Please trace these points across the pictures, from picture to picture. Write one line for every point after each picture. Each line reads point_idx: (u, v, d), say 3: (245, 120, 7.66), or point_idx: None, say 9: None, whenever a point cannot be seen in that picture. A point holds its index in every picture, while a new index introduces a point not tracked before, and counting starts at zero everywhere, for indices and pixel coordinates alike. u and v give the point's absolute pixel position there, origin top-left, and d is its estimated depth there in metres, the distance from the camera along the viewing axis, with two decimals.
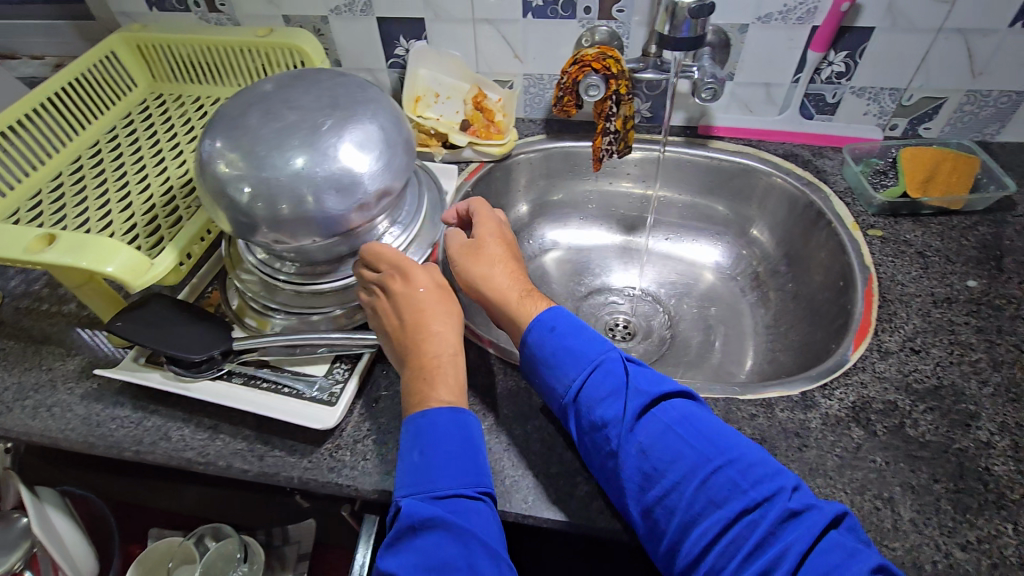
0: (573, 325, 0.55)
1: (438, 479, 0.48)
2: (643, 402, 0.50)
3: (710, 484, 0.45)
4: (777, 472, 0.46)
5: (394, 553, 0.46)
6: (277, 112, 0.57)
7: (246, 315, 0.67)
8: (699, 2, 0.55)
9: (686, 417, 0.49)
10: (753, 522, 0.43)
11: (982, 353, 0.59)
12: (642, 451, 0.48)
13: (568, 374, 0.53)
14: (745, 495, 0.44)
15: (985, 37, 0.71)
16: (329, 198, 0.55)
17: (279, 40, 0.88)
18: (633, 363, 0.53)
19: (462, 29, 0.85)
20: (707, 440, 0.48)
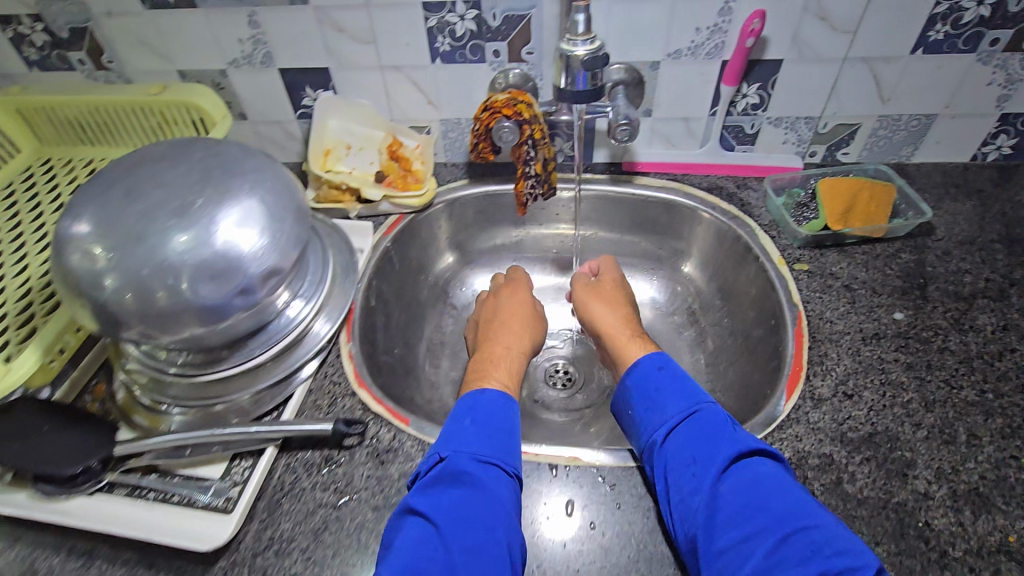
0: (679, 375, 0.58)
1: (479, 446, 0.52)
2: (735, 452, 0.49)
3: (785, 546, 0.43)
4: (862, 549, 0.42)
5: (420, 495, 0.49)
6: (138, 191, 0.50)
7: (134, 413, 0.60)
8: (591, 54, 0.59)
9: (776, 479, 0.48)
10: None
11: (913, 393, 0.57)
12: (729, 496, 0.47)
13: (665, 414, 0.54)
14: (824, 562, 0.42)
15: (889, 65, 0.71)
16: (202, 287, 0.49)
17: (175, 97, 0.81)
18: (739, 424, 0.53)
19: (369, 76, 0.81)
20: (795, 502, 0.46)
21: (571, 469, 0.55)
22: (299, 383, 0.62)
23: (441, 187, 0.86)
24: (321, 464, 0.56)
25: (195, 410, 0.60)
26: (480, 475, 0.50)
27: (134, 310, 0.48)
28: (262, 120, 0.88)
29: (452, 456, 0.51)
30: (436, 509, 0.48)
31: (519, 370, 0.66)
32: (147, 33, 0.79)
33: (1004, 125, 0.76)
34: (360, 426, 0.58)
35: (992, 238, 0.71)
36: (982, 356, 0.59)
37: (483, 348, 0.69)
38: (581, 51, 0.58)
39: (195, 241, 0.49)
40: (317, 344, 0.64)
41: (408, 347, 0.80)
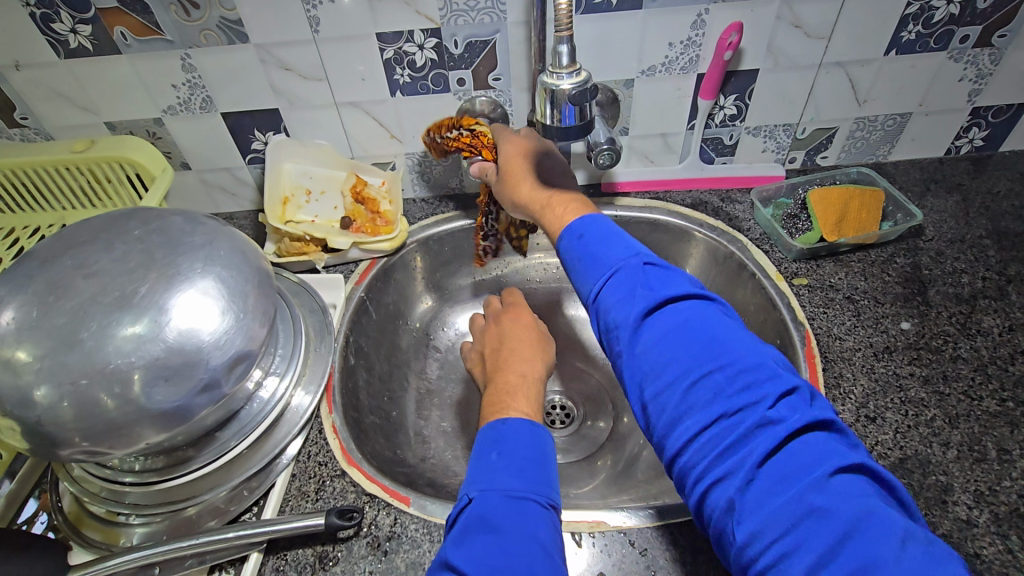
0: (603, 233, 0.52)
1: (512, 479, 0.47)
2: (644, 309, 0.45)
3: (695, 393, 0.41)
4: (772, 377, 0.40)
5: (453, 544, 0.43)
6: (66, 285, 0.43)
7: (87, 527, 0.52)
8: (579, 87, 0.54)
9: (693, 320, 0.44)
10: (733, 421, 0.39)
11: (936, 409, 0.55)
12: (644, 358, 0.44)
13: (591, 279, 0.50)
14: (727, 402, 0.40)
15: (864, 67, 0.70)
16: (155, 391, 0.42)
17: (104, 153, 0.72)
18: (661, 268, 0.49)
19: (324, 115, 0.74)
20: (713, 343, 0.42)
21: (596, 536, 0.50)
22: (281, 470, 0.55)
23: (413, 226, 0.81)
24: (316, 565, 0.49)
25: (160, 517, 0.52)
26: (507, 512, 0.45)
27: (74, 426, 0.41)
28: (208, 168, 0.80)
29: (480, 495, 0.46)
30: (473, 558, 0.41)
31: (538, 398, 0.59)
32: (65, 85, 0.70)
33: (975, 118, 0.76)
34: (355, 516, 0.51)
35: (980, 234, 0.70)
36: (996, 362, 0.58)
37: (502, 377, 0.61)
38: (567, 85, 0.54)
39: (138, 340, 0.42)
40: (298, 422, 0.57)
41: (393, 402, 0.74)
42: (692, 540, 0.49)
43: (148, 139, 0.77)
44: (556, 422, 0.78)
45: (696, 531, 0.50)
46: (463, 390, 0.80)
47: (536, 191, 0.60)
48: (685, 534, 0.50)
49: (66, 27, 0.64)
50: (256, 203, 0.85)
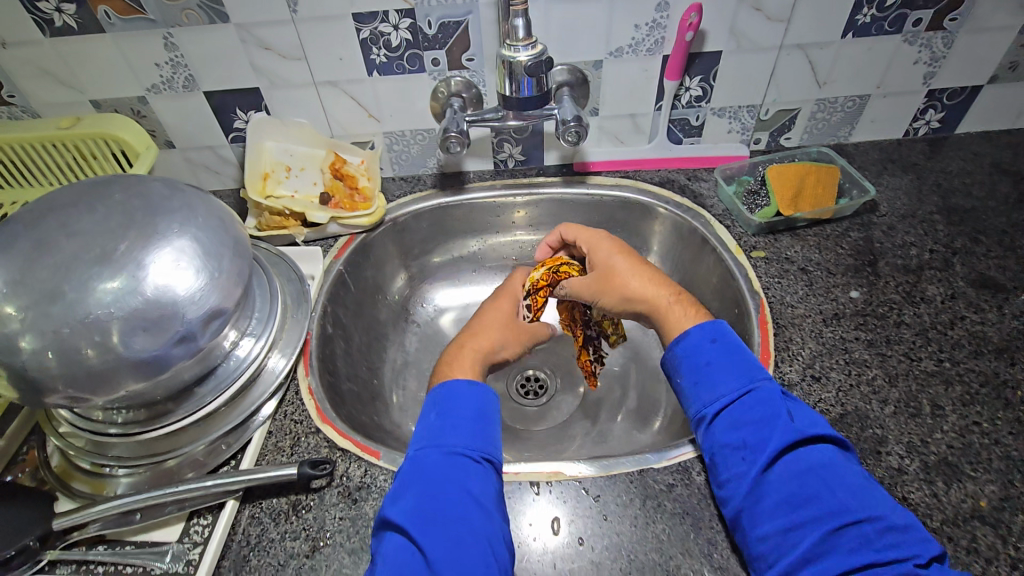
0: (733, 348, 0.54)
1: (447, 436, 0.50)
2: (789, 441, 0.47)
3: (839, 537, 0.42)
4: (921, 540, 0.41)
5: (392, 496, 0.47)
6: (50, 243, 0.45)
7: (74, 479, 0.55)
8: (535, 58, 0.60)
9: (835, 466, 0.46)
10: (878, 568, 0.40)
11: (877, 369, 0.58)
12: (778, 489, 0.45)
13: (714, 393, 0.52)
14: (872, 552, 0.41)
15: (822, 50, 0.73)
16: (134, 341, 0.45)
17: (89, 129, 0.74)
18: (797, 405, 0.50)
19: (304, 94, 0.77)
20: (859, 490, 0.44)
21: (553, 485, 0.53)
22: (257, 427, 0.58)
23: (391, 203, 0.83)
24: (289, 512, 0.52)
25: (144, 469, 0.55)
26: (439, 464, 0.48)
27: (58, 373, 0.44)
28: (191, 146, 0.83)
29: (417, 452, 0.50)
30: (406, 507, 0.45)
31: (483, 370, 0.60)
32: (51, 64, 0.72)
33: (931, 100, 0.79)
34: (327, 467, 0.54)
35: (931, 210, 0.74)
36: (937, 326, 0.61)
37: (455, 349, 0.62)
38: (523, 57, 0.60)
39: (117, 293, 0.44)
40: (273, 383, 0.60)
41: (371, 372, 0.77)
42: (641, 487, 0.52)
43: (132, 117, 0.79)
44: (529, 394, 0.80)
45: (646, 479, 0.53)
46: None
47: (619, 262, 0.63)
48: (635, 482, 0.53)
49: (51, 6, 0.67)
50: (239, 181, 0.87)
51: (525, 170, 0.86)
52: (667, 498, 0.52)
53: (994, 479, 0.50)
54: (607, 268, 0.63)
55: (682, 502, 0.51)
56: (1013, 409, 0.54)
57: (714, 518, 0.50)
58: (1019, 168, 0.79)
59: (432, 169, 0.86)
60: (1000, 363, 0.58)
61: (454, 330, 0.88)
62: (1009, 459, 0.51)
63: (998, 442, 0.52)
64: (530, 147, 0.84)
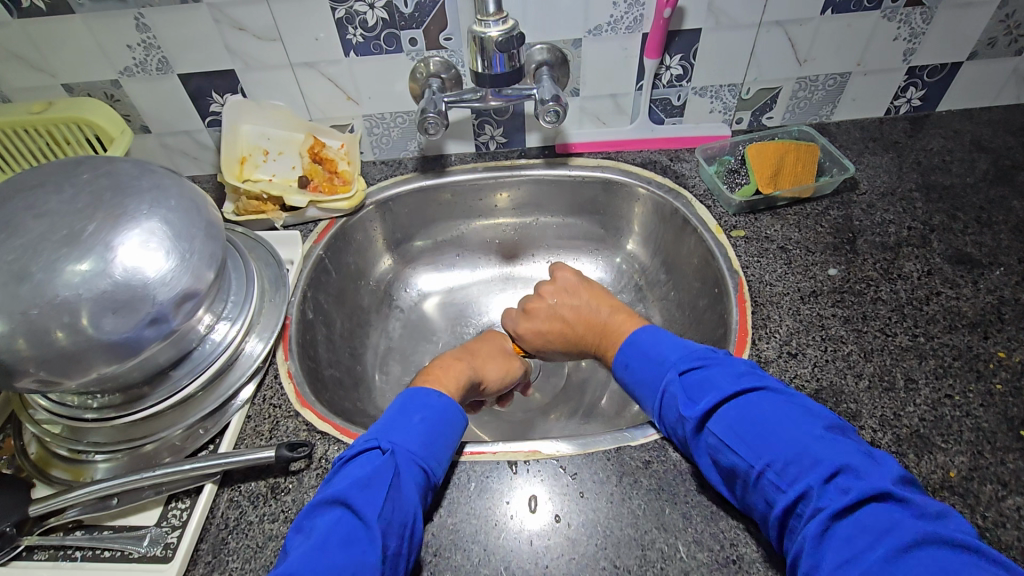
0: (638, 351, 0.56)
1: (369, 435, 0.50)
2: (692, 422, 0.48)
3: (762, 490, 0.43)
4: (820, 465, 0.41)
5: (356, 487, 0.44)
6: (16, 225, 0.45)
7: (52, 467, 0.54)
8: (506, 35, 0.61)
9: (738, 420, 0.46)
10: (798, 511, 0.41)
11: (852, 345, 0.59)
12: (713, 461, 0.47)
13: (645, 398, 0.54)
14: (785, 497, 0.42)
15: (802, 27, 0.72)
16: (103, 322, 0.44)
17: (61, 114, 0.72)
18: (705, 369, 0.50)
19: (280, 75, 0.75)
20: (761, 437, 0.44)
21: (531, 464, 0.53)
22: (236, 411, 0.57)
23: (372, 186, 0.82)
24: (268, 494, 0.52)
25: (122, 454, 0.55)
26: (408, 472, 0.47)
27: (28, 356, 0.43)
28: (167, 131, 0.81)
29: (395, 451, 0.48)
30: (371, 506, 0.43)
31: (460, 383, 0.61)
32: (18, 46, 0.70)
33: (911, 78, 0.79)
34: (306, 449, 0.54)
35: (910, 187, 0.74)
36: (912, 302, 0.62)
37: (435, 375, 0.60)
38: (494, 32, 0.61)
39: (86, 275, 0.44)
40: (251, 366, 0.59)
41: (354, 357, 0.77)
42: (618, 464, 0.53)
43: (106, 102, 0.77)
44: None
45: (624, 456, 0.53)
46: (425, 346, 0.83)
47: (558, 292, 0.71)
48: (613, 458, 0.53)
49: None
50: (217, 167, 0.86)
51: (507, 152, 0.86)
52: (643, 474, 0.52)
53: (965, 451, 0.51)
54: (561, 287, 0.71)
55: (659, 478, 0.52)
56: (985, 381, 0.55)
57: (690, 492, 0.51)
58: (999, 145, 0.79)
59: (413, 152, 0.85)
60: (973, 337, 0.58)
61: (438, 313, 0.87)
62: (980, 431, 0.52)
63: (969, 414, 0.53)
64: (511, 129, 0.83)
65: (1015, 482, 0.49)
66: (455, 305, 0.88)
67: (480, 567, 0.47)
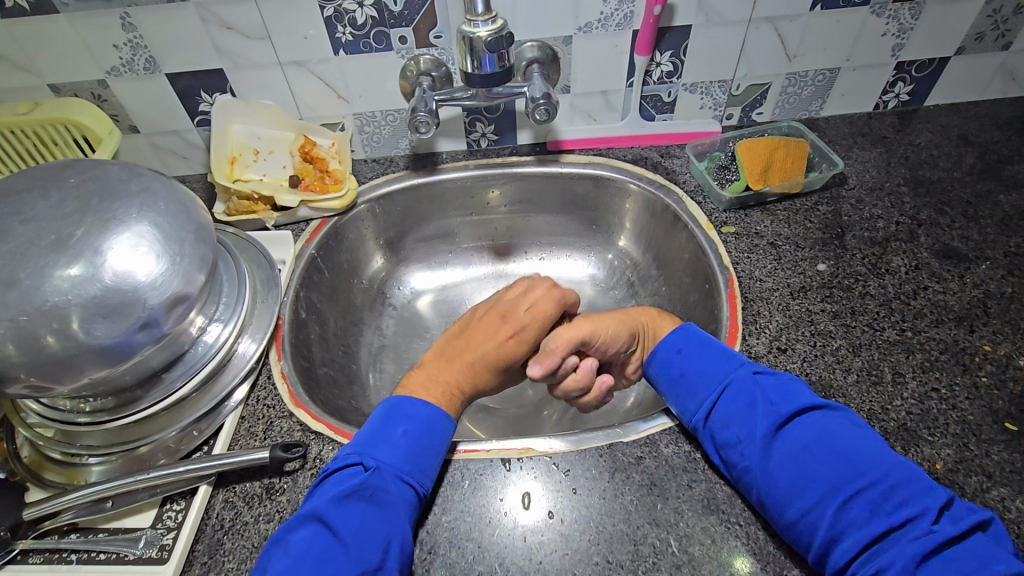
0: (701, 344, 0.55)
1: (373, 451, 0.49)
2: (774, 423, 0.48)
3: (850, 507, 0.42)
4: (925, 491, 0.42)
5: (332, 504, 0.45)
6: (4, 230, 0.44)
7: (46, 470, 0.54)
8: (495, 35, 0.61)
9: (823, 435, 0.46)
10: (897, 533, 0.41)
11: (841, 340, 0.60)
12: (781, 471, 0.46)
13: (698, 396, 0.52)
14: (885, 518, 0.41)
15: (791, 23, 0.73)
16: (94, 328, 0.44)
17: (49, 115, 0.72)
18: (782, 381, 0.51)
19: (270, 74, 0.75)
20: (855, 452, 0.45)
21: (524, 461, 0.54)
22: (230, 412, 0.58)
23: (364, 185, 0.82)
24: (263, 495, 0.52)
25: (116, 457, 0.55)
26: (393, 490, 0.47)
27: (19, 362, 0.43)
28: (156, 131, 0.81)
29: (373, 468, 0.48)
30: (342, 520, 0.44)
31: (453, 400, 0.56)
32: (3, 47, 0.70)
33: (899, 73, 0.80)
34: (300, 449, 0.54)
35: (898, 182, 0.75)
36: (900, 297, 0.63)
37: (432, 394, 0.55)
38: (483, 32, 0.61)
39: (75, 280, 0.44)
40: (244, 367, 0.60)
41: (348, 356, 0.77)
42: (610, 460, 0.53)
43: (93, 102, 0.77)
44: None
45: (617, 453, 0.54)
46: (419, 344, 0.84)
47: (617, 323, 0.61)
48: (606, 455, 0.54)
49: None
50: (207, 166, 0.86)
51: (499, 150, 0.86)
52: (635, 470, 0.52)
53: (950, 443, 0.52)
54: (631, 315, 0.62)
55: (651, 473, 0.52)
56: (970, 374, 0.56)
57: (681, 488, 0.51)
58: (985, 140, 0.79)
59: (404, 150, 0.85)
60: (960, 331, 0.59)
61: (431, 311, 0.88)
62: (965, 423, 0.53)
63: (955, 407, 0.54)
64: (503, 126, 0.83)
65: (1000, 473, 0.50)
66: (447, 303, 0.88)
67: (475, 564, 0.48)
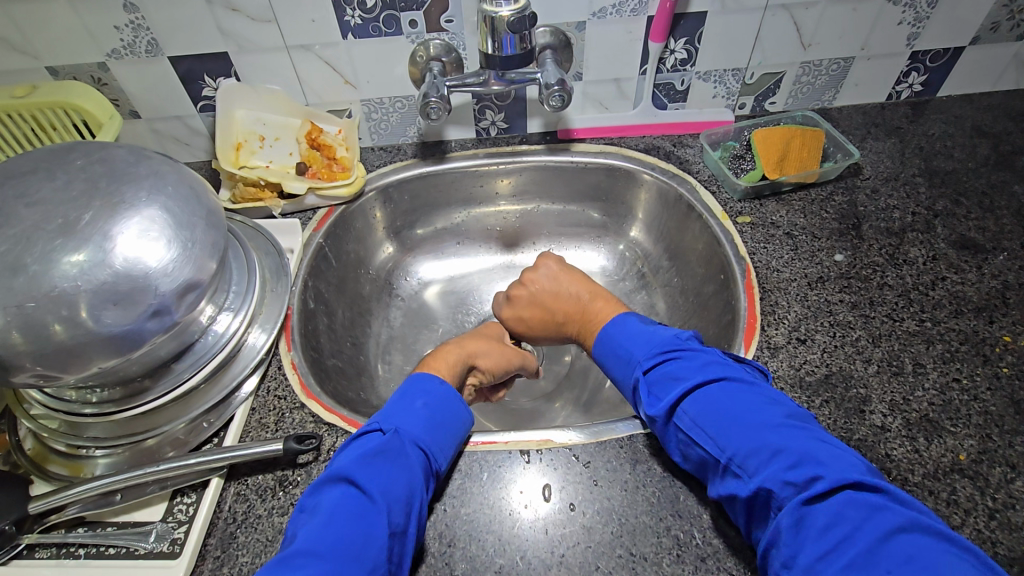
0: (619, 335, 0.57)
1: (402, 421, 0.49)
2: (657, 412, 0.49)
3: (727, 484, 0.44)
4: (781, 459, 0.41)
5: (360, 463, 0.45)
6: (8, 213, 0.43)
7: (50, 463, 0.53)
8: (518, 15, 0.59)
9: (698, 415, 0.46)
10: (765, 501, 0.41)
11: (861, 330, 0.59)
12: (682, 453, 0.48)
13: (622, 384, 0.55)
14: (748, 492, 0.42)
15: (807, 11, 0.72)
16: (104, 315, 0.43)
17: (48, 99, 0.70)
18: (671, 360, 0.51)
19: (275, 58, 0.73)
20: (730, 425, 0.45)
21: (543, 453, 0.53)
22: (240, 403, 0.56)
23: (371, 173, 0.81)
24: (276, 487, 0.51)
25: (122, 449, 0.53)
26: (413, 458, 0.47)
27: (25, 350, 0.41)
28: (158, 117, 0.79)
29: (394, 432, 0.48)
30: (374, 478, 0.44)
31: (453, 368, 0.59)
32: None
33: (914, 63, 0.79)
34: (314, 441, 0.52)
35: (913, 172, 0.74)
36: (918, 287, 0.62)
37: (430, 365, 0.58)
38: (506, 12, 0.59)
39: (84, 266, 0.42)
40: (254, 358, 0.58)
41: (357, 347, 0.75)
42: (631, 452, 0.52)
43: (93, 86, 0.74)
44: None
45: (637, 444, 0.53)
46: (427, 335, 0.82)
47: (577, 295, 0.66)
48: (626, 446, 0.53)
49: None
50: (210, 153, 0.84)
51: (508, 138, 0.84)
52: (655, 461, 0.52)
53: (973, 434, 0.51)
54: (582, 287, 0.67)
55: (672, 465, 0.52)
56: (990, 365, 0.56)
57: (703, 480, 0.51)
58: (999, 131, 0.79)
59: (412, 138, 0.84)
60: (979, 322, 0.59)
61: (439, 302, 0.86)
62: (987, 414, 0.52)
63: (976, 397, 0.53)
64: (513, 115, 0.82)
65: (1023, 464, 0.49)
66: (454, 294, 0.87)
67: (495, 557, 0.47)
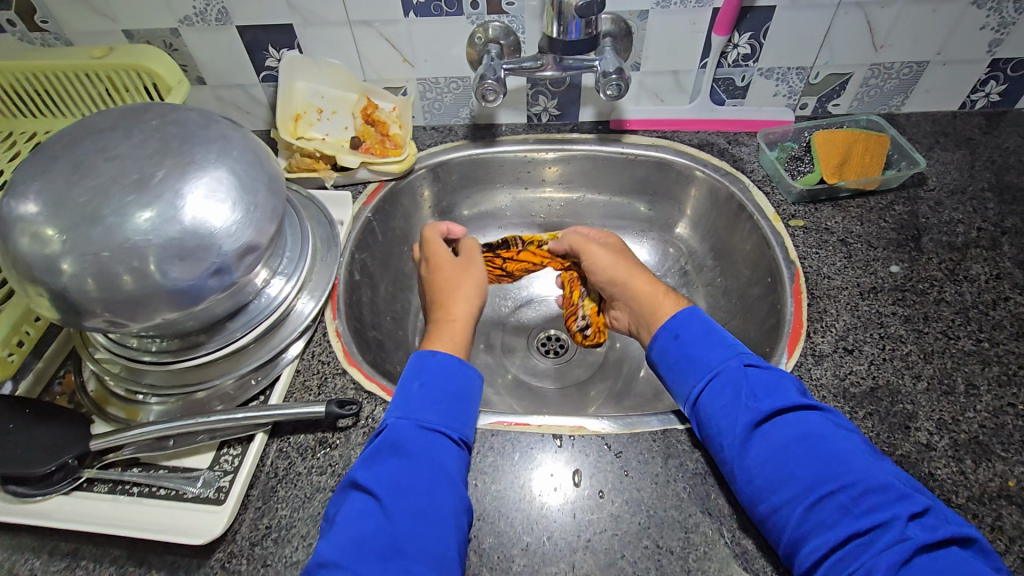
0: (702, 330, 0.55)
1: (413, 408, 0.51)
2: (752, 420, 0.47)
3: (818, 509, 0.43)
4: (899, 497, 0.41)
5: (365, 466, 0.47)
6: (89, 166, 0.45)
7: (109, 405, 0.56)
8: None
9: (802, 436, 0.46)
10: (869, 537, 0.41)
11: (912, 345, 0.57)
12: (755, 466, 0.46)
13: (691, 381, 0.53)
14: (857, 522, 0.41)
15: (883, 9, 0.69)
16: (170, 269, 0.45)
17: (123, 60, 0.73)
18: (768, 373, 0.50)
19: (337, 33, 0.74)
20: (830, 455, 0.44)
21: (575, 439, 0.53)
22: (286, 364, 0.58)
23: (422, 151, 0.82)
24: (316, 448, 0.53)
25: (174, 398, 0.56)
26: (416, 443, 0.48)
27: (97, 296, 0.44)
28: (222, 84, 0.81)
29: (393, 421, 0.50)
30: (377, 480, 0.46)
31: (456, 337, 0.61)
32: None
33: (993, 71, 0.75)
34: (354, 407, 0.54)
35: (982, 186, 0.71)
36: (978, 306, 0.60)
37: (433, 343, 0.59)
38: None
39: (154, 221, 0.44)
40: (302, 323, 0.60)
41: (397, 322, 0.77)
42: (663, 446, 0.52)
43: (164, 50, 0.77)
44: (550, 352, 0.80)
45: (670, 438, 0.53)
46: None
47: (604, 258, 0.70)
48: (658, 440, 0.53)
49: None
50: (268, 123, 0.86)
51: (559, 125, 0.84)
52: (689, 458, 0.52)
53: None
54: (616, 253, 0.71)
55: (705, 463, 0.51)
56: None
57: None
58: None
59: (464, 119, 0.84)
60: None
61: None
62: None
63: None
64: (567, 101, 0.81)
65: None
66: None
67: (522, 535, 0.48)
